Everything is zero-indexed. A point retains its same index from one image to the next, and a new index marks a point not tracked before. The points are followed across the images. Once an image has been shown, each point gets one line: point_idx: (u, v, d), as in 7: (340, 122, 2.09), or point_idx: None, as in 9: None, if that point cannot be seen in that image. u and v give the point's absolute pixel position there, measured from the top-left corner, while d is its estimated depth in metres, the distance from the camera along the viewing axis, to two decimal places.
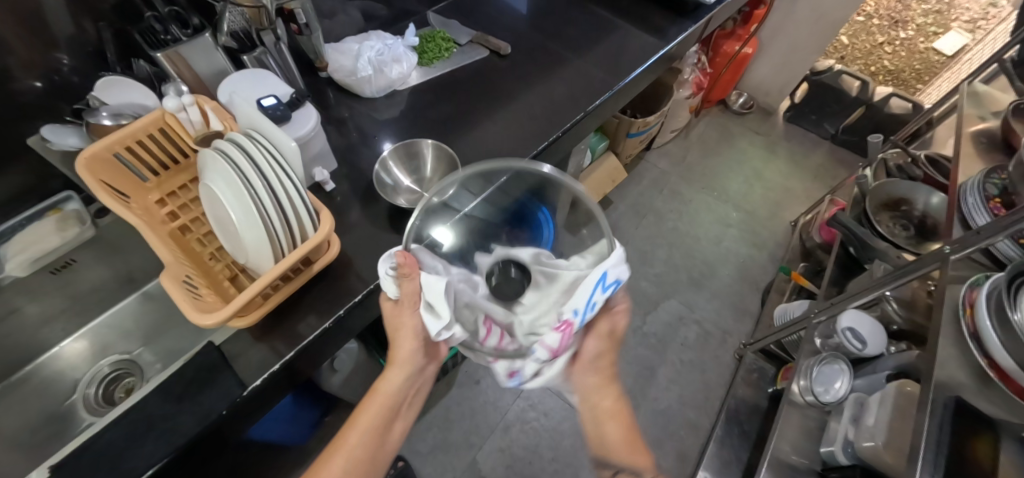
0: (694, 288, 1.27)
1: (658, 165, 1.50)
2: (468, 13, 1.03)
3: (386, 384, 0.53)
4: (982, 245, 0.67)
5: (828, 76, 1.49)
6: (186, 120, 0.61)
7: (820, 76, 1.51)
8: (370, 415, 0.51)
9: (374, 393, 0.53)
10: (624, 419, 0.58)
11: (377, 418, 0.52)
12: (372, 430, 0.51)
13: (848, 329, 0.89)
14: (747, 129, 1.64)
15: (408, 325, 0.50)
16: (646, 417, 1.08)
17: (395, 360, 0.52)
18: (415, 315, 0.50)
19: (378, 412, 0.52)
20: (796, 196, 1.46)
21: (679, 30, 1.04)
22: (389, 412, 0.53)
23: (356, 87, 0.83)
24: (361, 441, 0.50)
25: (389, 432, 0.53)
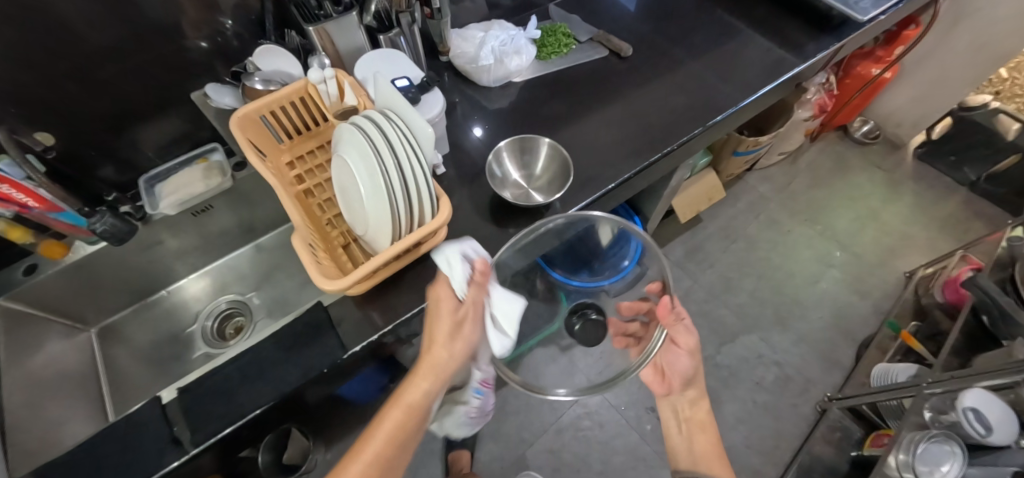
0: (779, 328, 1.17)
1: (757, 187, 1.39)
2: (592, 10, 1.00)
3: (409, 395, 0.50)
4: None
5: (980, 114, 1.32)
6: (325, 93, 0.64)
7: (970, 112, 1.34)
8: (393, 426, 0.49)
9: (402, 406, 0.50)
10: (712, 434, 0.70)
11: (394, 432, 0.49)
12: (395, 439, 0.49)
13: (971, 409, 0.73)
14: (867, 162, 1.47)
15: (467, 335, 0.50)
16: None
17: (426, 373, 0.49)
18: (476, 326, 0.51)
19: (403, 426, 0.50)
20: (916, 246, 1.29)
21: (818, 47, 0.94)
22: (415, 422, 0.51)
23: (474, 75, 0.84)
24: (384, 451, 0.49)
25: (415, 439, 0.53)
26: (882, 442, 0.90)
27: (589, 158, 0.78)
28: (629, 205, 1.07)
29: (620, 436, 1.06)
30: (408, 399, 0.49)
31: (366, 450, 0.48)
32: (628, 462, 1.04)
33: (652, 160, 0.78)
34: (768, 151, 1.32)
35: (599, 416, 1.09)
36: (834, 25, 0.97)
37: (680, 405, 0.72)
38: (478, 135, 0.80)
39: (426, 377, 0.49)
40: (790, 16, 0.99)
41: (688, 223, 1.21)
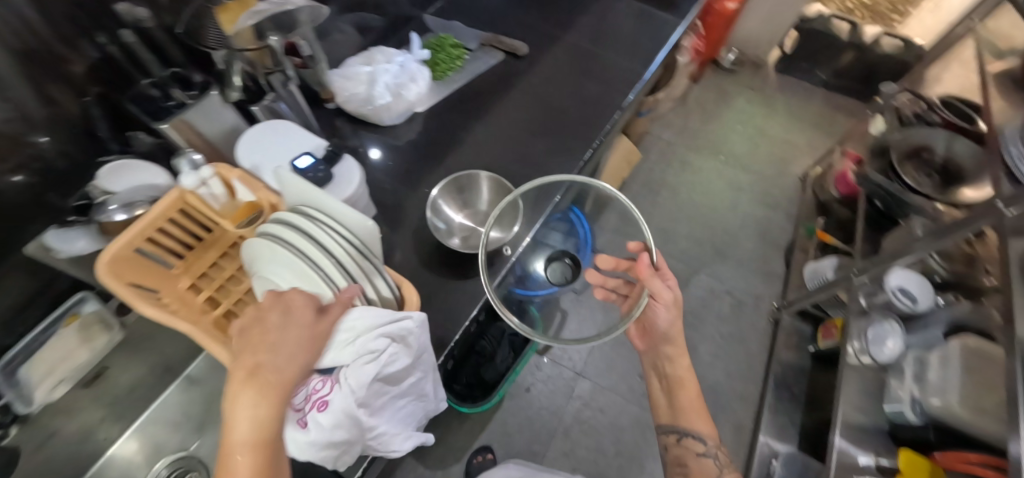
0: (720, 259, 1.23)
1: (662, 136, 1.42)
2: (471, 11, 0.94)
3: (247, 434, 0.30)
4: None
5: (818, 23, 1.47)
6: (209, 196, 0.52)
7: (809, 23, 1.49)
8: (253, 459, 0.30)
9: (244, 451, 0.29)
10: (692, 386, 0.69)
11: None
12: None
13: (897, 288, 0.85)
14: (741, 86, 1.59)
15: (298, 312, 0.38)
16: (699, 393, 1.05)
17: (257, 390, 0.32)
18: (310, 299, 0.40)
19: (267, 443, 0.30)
20: (799, 149, 1.43)
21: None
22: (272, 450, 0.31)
23: (373, 117, 0.75)
24: None
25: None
26: (831, 333, 1.00)
27: (527, 169, 0.75)
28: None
29: (623, 413, 1.06)
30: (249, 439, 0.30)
31: None
32: (638, 432, 1.04)
33: (585, 159, 0.77)
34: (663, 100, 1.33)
35: (597, 402, 1.07)
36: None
37: (659, 362, 0.71)
38: (376, 156, 0.75)
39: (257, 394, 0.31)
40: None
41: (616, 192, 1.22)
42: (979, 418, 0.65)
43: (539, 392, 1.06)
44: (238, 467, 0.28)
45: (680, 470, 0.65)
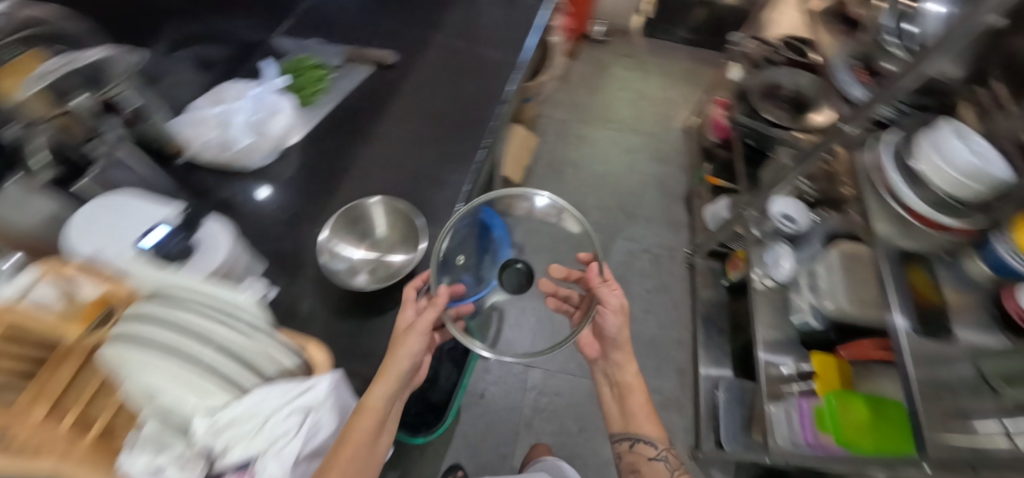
0: (631, 221, 1.30)
1: (554, 115, 1.46)
2: (325, 26, 0.87)
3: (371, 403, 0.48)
4: (870, 114, 0.75)
5: None
6: (39, 301, 0.36)
7: None
8: (375, 408, 0.47)
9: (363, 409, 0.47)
10: (639, 390, 0.77)
11: (368, 435, 0.47)
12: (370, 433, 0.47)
13: (782, 214, 0.95)
14: (616, 54, 1.64)
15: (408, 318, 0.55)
16: (640, 351, 1.11)
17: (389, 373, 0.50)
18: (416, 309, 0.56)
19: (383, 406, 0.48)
20: (677, 103, 1.52)
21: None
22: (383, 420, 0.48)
23: (238, 161, 0.67)
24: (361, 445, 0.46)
25: (377, 449, 0.49)
26: (738, 265, 1.11)
27: (422, 182, 0.72)
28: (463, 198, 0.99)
29: (578, 390, 1.09)
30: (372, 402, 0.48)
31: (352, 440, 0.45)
32: (595, 403, 1.07)
33: (481, 157, 0.74)
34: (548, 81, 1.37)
35: (551, 387, 1.09)
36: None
37: (610, 369, 0.79)
38: (265, 195, 0.68)
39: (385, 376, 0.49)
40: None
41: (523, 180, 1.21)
42: (864, 310, 0.76)
43: (494, 395, 1.06)
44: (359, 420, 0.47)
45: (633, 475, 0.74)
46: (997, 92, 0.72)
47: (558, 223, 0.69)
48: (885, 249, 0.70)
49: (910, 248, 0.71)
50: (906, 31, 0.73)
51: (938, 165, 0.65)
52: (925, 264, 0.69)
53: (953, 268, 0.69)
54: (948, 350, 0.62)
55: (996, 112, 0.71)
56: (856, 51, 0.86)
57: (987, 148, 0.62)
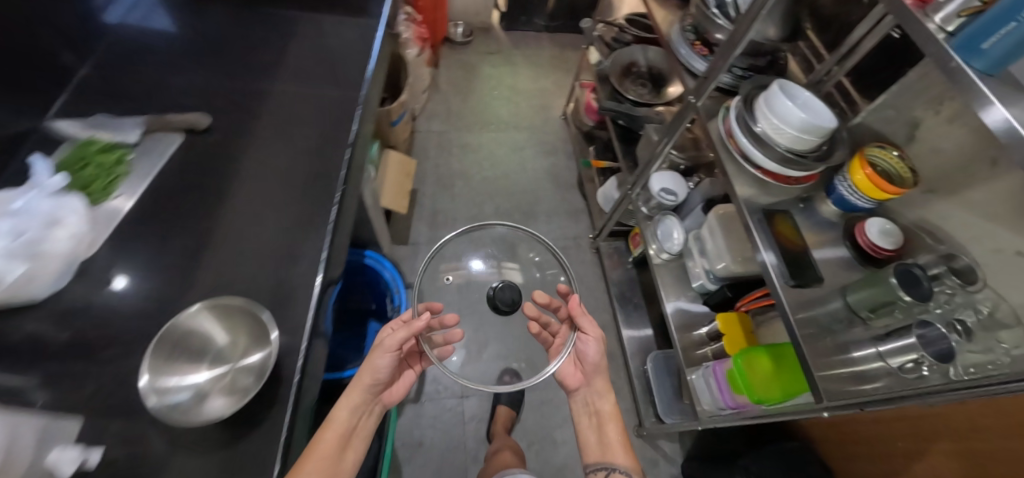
0: (532, 221, 1.28)
1: (431, 128, 1.39)
2: (111, 88, 0.69)
3: (337, 416, 0.63)
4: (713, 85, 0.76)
5: None
6: None
7: None
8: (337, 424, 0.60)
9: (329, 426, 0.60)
10: (614, 419, 0.76)
11: (333, 448, 0.60)
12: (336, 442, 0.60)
13: (661, 190, 0.95)
14: (481, 53, 1.59)
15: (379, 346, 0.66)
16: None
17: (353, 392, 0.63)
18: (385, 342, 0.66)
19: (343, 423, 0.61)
20: (550, 91, 1.52)
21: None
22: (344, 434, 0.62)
23: (20, 295, 0.46)
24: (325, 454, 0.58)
25: (343, 461, 0.60)
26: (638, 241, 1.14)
27: (267, 257, 0.56)
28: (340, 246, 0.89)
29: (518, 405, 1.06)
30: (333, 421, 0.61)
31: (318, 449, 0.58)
32: (538, 413, 1.06)
33: (338, 204, 0.62)
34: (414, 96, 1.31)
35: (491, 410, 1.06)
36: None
37: (591, 398, 0.76)
38: (123, 283, 0.51)
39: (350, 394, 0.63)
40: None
41: (405, 209, 1.07)
42: (746, 266, 0.80)
43: (433, 439, 1.00)
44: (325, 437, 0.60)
45: None
46: (811, 44, 0.83)
47: (513, 257, 0.72)
48: (750, 207, 0.70)
49: (767, 205, 0.71)
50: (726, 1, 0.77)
51: (776, 125, 0.65)
52: (787, 210, 0.71)
53: (805, 211, 0.72)
54: (818, 292, 0.65)
55: (816, 63, 0.82)
56: (687, 24, 0.85)
57: (808, 103, 0.65)
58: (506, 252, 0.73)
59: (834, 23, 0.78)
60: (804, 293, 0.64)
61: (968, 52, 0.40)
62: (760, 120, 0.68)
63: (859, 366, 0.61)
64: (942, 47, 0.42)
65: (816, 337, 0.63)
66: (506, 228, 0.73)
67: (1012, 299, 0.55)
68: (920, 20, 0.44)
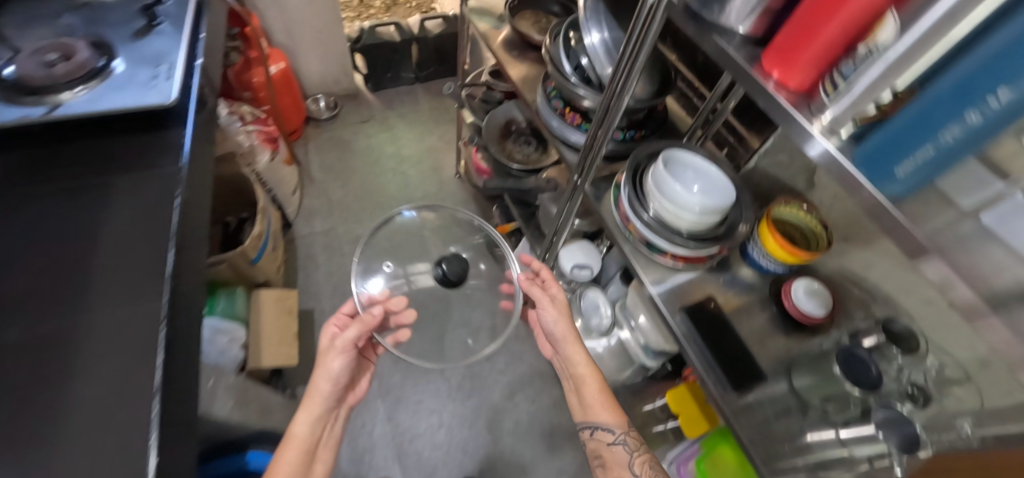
0: None
1: (313, 229, 1.22)
2: None
3: (298, 431, 0.63)
4: (597, 163, 0.66)
5: (367, 36, 1.38)
6: None
7: (361, 41, 1.38)
8: (300, 434, 0.62)
9: (292, 439, 0.62)
10: (591, 378, 0.69)
11: (296, 461, 0.61)
12: (299, 452, 0.62)
13: (575, 266, 0.83)
14: (353, 124, 1.44)
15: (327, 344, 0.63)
16: (516, 443, 1.00)
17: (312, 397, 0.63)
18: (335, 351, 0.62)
19: (303, 435, 0.63)
20: (438, 151, 1.40)
21: (164, 134, 0.65)
22: (307, 446, 0.63)
23: None
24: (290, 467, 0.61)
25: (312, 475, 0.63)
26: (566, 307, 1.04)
27: None
28: (204, 458, 0.69)
29: None
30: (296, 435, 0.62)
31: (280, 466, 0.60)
32: None
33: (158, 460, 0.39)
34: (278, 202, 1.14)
35: None
36: (165, 116, 0.68)
37: (565, 361, 0.71)
38: None
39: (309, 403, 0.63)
40: (93, 140, 0.63)
41: (294, 358, 0.89)
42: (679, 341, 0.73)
43: None
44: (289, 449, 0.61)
45: (599, 461, 0.68)
46: (686, 79, 0.75)
47: (426, 255, 0.64)
48: (669, 303, 0.60)
49: (686, 293, 0.61)
50: (582, 63, 0.67)
51: (669, 208, 0.56)
52: (705, 292, 0.62)
53: (726, 280, 0.64)
54: (765, 388, 0.56)
55: (697, 100, 0.74)
56: (550, 87, 0.74)
57: (698, 178, 0.58)
58: (415, 254, 0.64)
59: (702, 62, 0.71)
60: (752, 394, 0.54)
61: (875, 171, 0.31)
62: (650, 202, 0.59)
63: (814, 453, 0.51)
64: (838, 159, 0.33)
65: (769, 433, 0.53)
66: (413, 215, 0.67)
67: (956, 353, 0.50)
68: (802, 123, 0.34)
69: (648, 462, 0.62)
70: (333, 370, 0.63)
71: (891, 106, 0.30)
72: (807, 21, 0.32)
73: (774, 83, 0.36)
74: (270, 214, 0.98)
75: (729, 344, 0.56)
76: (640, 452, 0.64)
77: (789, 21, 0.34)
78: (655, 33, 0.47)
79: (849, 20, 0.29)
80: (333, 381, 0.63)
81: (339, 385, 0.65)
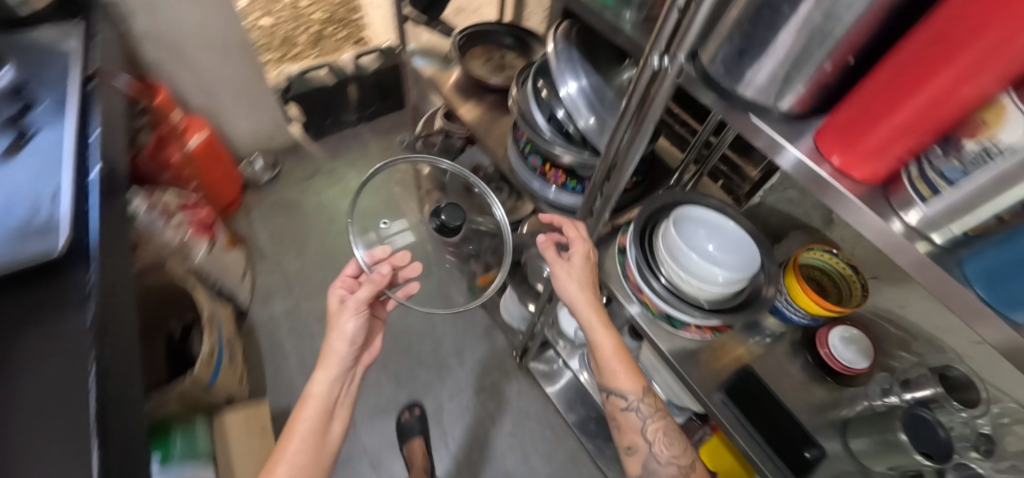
0: (444, 369, 1.05)
1: (274, 312, 1.09)
2: None
3: (316, 389, 0.59)
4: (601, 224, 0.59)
5: (298, 84, 1.25)
6: None
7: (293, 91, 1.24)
8: (317, 397, 0.59)
9: (313, 402, 0.59)
10: (612, 344, 0.56)
11: (313, 426, 0.58)
12: (315, 416, 0.59)
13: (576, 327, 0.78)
14: (299, 183, 1.30)
15: (337, 306, 0.59)
16: None
17: (326, 360, 0.60)
18: (348, 316, 0.59)
19: (322, 398, 0.60)
20: None
21: (63, 277, 0.51)
22: (323, 413, 0.59)
23: None
24: (304, 436, 0.57)
25: (330, 436, 0.60)
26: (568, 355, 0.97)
27: None
28: None
29: None
30: (314, 400, 0.59)
31: (291, 442, 0.57)
32: None
33: None
34: (228, 293, 1.00)
35: None
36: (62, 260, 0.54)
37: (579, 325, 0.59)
38: None
39: (324, 366, 0.60)
40: None
41: None
42: None
43: None
44: (305, 413, 0.58)
45: (614, 425, 0.60)
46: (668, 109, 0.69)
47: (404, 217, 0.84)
48: (705, 384, 0.53)
49: (719, 363, 0.55)
50: (559, 115, 0.58)
51: (681, 276, 0.50)
52: (742, 362, 0.55)
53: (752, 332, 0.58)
54: (824, 458, 0.50)
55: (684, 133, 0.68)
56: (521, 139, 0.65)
57: (713, 236, 0.52)
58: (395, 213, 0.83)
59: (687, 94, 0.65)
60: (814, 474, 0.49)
61: (995, 291, 0.25)
62: (661, 268, 0.52)
63: None
64: (939, 270, 0.27)
65: None
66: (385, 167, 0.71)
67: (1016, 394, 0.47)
68: (883, 221, 0.28)
69: (662, 429, 0.56)
70: (347, 330, 0.59)
71: (1016, 217, 0.23)
72: (874, 100, 0.25)
73: (831, 167, 0.30)
74: (219, 319, 0.85)
75: (782, 423, 0.50)
76: (654, 417, 0.57)
77: (849, 96, 0.27)
78: (663, 105, 0.39)
79: (928, 101, 0.22)
80: (349, 342, 0.60)
81: (356, 344, 0.61)
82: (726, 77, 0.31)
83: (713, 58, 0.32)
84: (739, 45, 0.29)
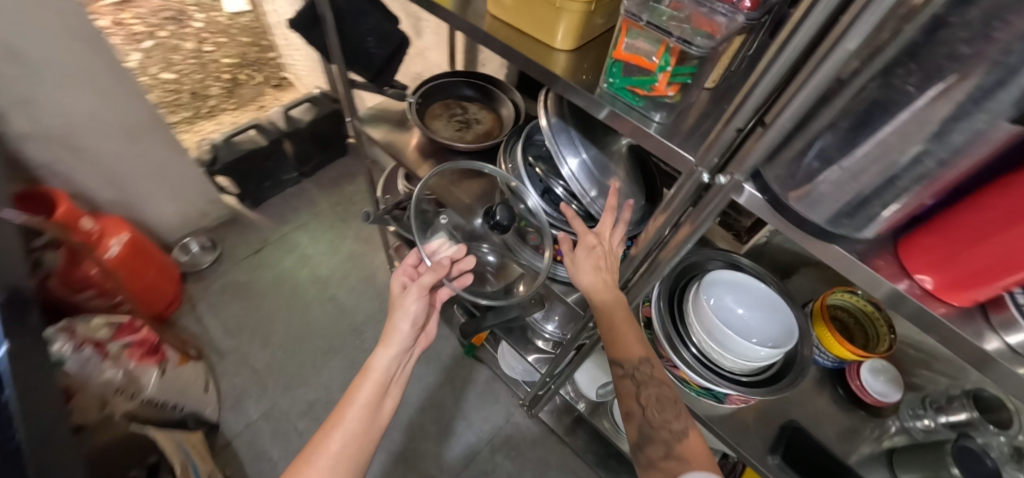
0: (452, 437, 0.99)
1: (249, 419, 0.96)
2: None
3: (377, 364, 0.53)
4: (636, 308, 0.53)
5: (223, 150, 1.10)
6: None
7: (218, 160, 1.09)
8: (379, 374, 0.52)
9: (368, 384, 0.51)
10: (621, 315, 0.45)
11: (371, 398, 0.51)
12: (368, 405, 0.50)
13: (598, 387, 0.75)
14: (247, 262, 1.16)
15: (401, 292, 0.56)
16: None
17: (387, 335, 0.54)
18: (413, 299, 0.55)
19: (381, 379, 0.52)
20: (364, 261, 1.19)
21: None
22: (380, 389, 0.52)
23: None
24: (355, 417, 0.49)
25: (384, 411, 0.52)
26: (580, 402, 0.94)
27: None
28: None
29: None
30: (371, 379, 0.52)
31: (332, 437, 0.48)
32: None
33: None
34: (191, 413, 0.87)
35: None
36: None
37: None
38: None
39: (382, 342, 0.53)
40: None
41: None
42: None
43: None
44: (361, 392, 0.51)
45: None
46: None
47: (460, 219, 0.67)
48: (756, 449, 0.52)
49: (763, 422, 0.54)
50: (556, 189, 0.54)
51: (716, 349, 0.47)
52: (783, 412, 0.55)
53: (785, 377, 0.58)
54: None
55: None
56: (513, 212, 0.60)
57: (741, 299, 0.51)
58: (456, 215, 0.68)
59: None
60: None
61: None
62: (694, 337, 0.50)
63: None
64: None
65: None
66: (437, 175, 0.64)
67: None
68: (985, 340, 0.26)
69: (656, 396, 0.43)
70: (409, 306, 0.54)
71: None
72: (964, 228, 0.23)
73: (916, 284, 0.28)
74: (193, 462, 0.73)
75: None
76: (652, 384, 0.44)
77: (940, 216, 0.25)
78: (712, 218, 0.35)
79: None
80: (412, 323, 0.54)
81: (417, 327, 0.56)
82: (798, 199, 0.28)
83: (779, 177, 0.28)
84: (816, 175, 0.26)
